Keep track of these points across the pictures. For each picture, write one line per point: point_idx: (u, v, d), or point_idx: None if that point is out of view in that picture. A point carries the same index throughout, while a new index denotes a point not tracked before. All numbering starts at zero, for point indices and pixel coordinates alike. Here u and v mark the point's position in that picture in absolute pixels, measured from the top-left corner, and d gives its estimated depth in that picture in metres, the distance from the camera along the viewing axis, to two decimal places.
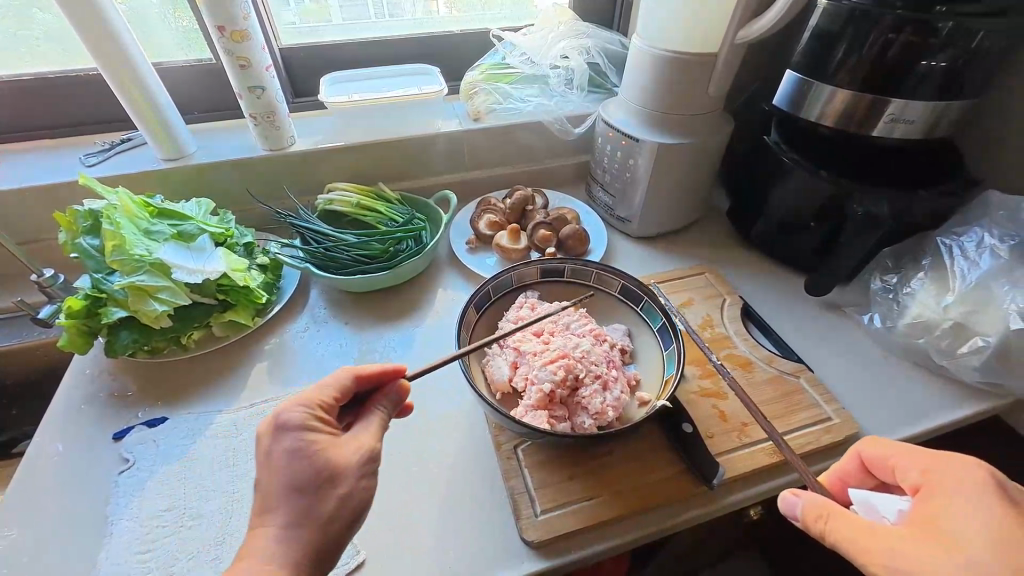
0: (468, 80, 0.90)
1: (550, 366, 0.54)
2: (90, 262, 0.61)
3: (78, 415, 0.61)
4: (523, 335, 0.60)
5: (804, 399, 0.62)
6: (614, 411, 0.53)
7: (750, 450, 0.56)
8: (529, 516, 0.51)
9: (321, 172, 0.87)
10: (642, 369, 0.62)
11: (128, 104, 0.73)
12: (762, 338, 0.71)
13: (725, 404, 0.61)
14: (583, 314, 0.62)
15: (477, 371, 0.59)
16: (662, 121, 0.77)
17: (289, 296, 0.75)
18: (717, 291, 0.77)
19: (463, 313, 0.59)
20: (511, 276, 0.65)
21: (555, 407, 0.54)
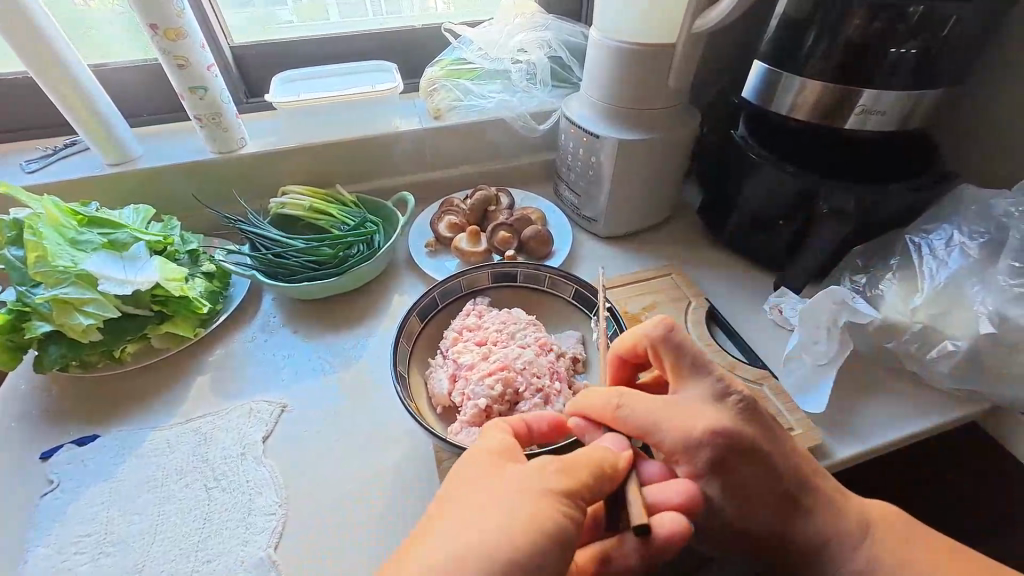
0: (428, 77, 0.87)
1: (488, 380, 0.52)
2: (14, 274, 0.58)
3: (7, 433, 0.59)
4: (466, 345, 0.57)
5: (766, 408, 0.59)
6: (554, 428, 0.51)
7: None
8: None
9: (274, 174, 0.83)
10: (593, 377, 0.59)
11: (64, 109, 0.70)
12: (728, 342, 0.69)
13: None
14: (531, 321, 0.59)
15: (417, 385, 0.56)
16: (624, 117, 0.74)
17: (237, 303, 0.72)
18: (682, 294, 0.74)
19: (403, 322, 0.56)
20: (459, 283, 0.62)
21: (492, 423, 0.51)
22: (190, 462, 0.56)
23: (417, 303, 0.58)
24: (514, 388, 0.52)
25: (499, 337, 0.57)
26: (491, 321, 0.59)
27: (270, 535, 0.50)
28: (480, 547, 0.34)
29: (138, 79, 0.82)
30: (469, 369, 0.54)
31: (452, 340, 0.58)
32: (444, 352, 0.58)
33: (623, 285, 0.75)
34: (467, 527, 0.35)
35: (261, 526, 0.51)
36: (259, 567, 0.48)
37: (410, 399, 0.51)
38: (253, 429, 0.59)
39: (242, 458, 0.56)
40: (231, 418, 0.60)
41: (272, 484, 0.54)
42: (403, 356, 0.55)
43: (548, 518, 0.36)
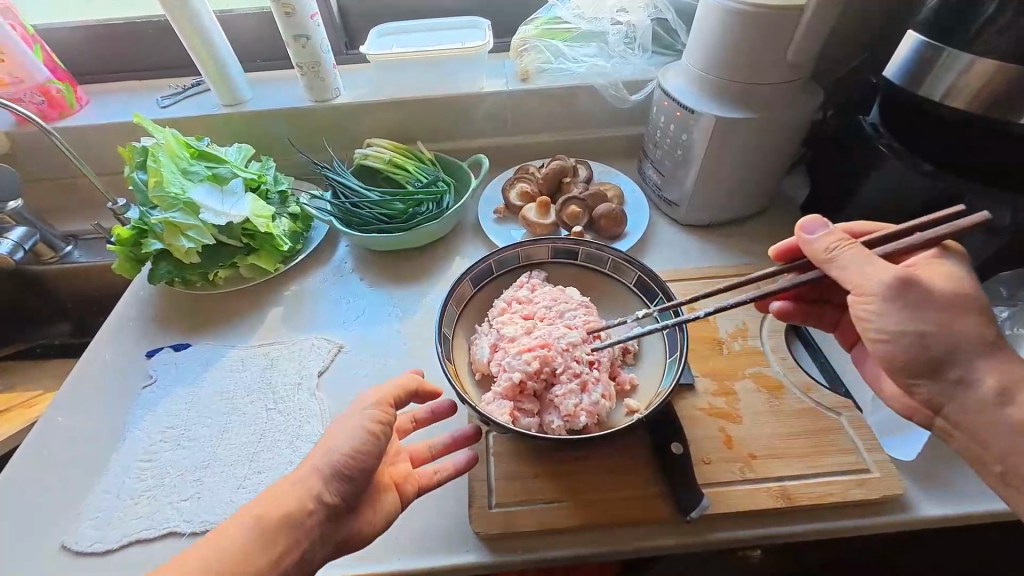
0: (521, 35, 0.84)
1: (526, 356, 0.51)
2: (139, 196, 0.67)
3: (126, 329, 0.69)
4: (513, 316, 0.56)
5: (840, 441, 0.51)
6: (585, 416, 0.49)
7: (750, 487, 0.49)
8: (482, 506, 0.49)
9: (361, 126, 0.87)
10: (641, 372, 0.56)
11: (191, 50, 0.78)
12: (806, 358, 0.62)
13: (735, 428, 0.53)
14: (584, 303, 0.56)
15: (459, 349, 0.56)
16: (726, 91, 0.66)
17: (314, 246, 0.77)
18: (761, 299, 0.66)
19: (455, 284, 0.56)
20: (518, 253, 0.61)
21: (524, 399, 0.51)
22: (256, 383, 0.62)
23: (470, 268, 0.57)
24: (551, 366, 0.50)
25: (547, 314, 0.55)
26: (542, 297, 0.57)
27: None
28: (335, 449, 0.43)
29: (252, 24, 0.87)
30: (508, 342, 0.53)
31: (499, 310, 0.57)
32: (491, 320, 0.57)
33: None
34: (334, 435, 0.44)
35: (303, 452, 0.55)
36: None
37: (450, 362, 0.52)
38: (311, 362, 0.64)
39: (298, 387, 0.61)
40: (295, 349, 0.65)
41: (318, 416, 0.58)
42: (449, 320, 0.55)
43: (378, 426, 0.44)
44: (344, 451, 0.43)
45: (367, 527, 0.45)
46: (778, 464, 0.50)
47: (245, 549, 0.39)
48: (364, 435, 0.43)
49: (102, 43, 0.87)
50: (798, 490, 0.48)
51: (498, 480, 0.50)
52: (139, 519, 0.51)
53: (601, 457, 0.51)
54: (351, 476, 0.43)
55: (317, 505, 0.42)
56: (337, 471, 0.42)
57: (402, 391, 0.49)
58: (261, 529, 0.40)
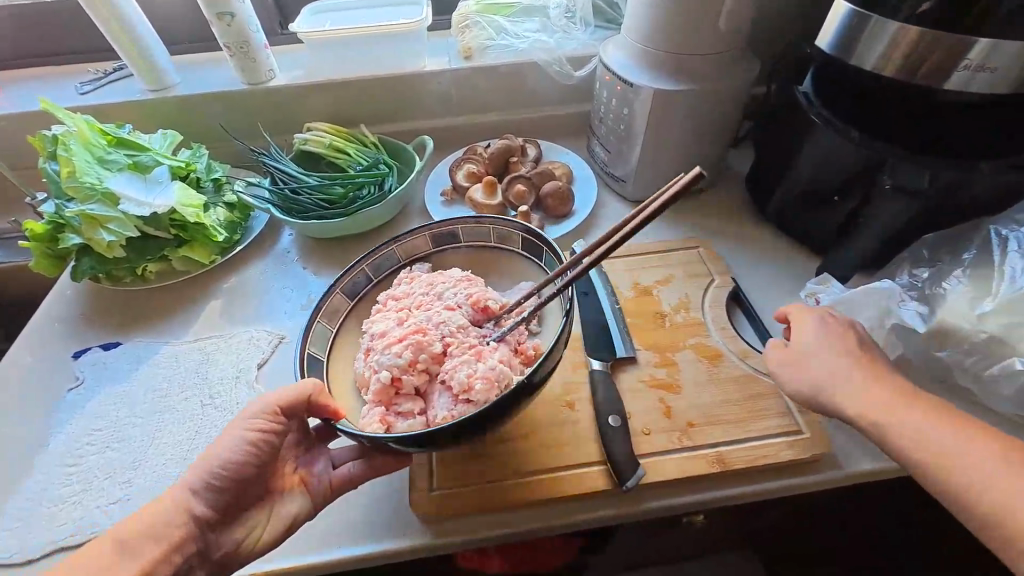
0: (462, 11, 0.82)
1: (398, 346, 0.48)
2: (52, 187, 0.62)
3: (51, 331, 0.65)
4: (387, 313, 0.53)
5: (774, 406, 0.53)
6: (480, 384, 0.45)
7: (688, 454, 0.50)
8: (422, 489, 0.48)
9: (300, 109, 0.83)
10: (545, 338, 0.54)
11: (106, 31, 0.73)
12: (744, 325, 0.64)
13: (674, 398, 0.53)
14: (464, 277, 0.55)
15: (340, 368, 0.53)
16: (665, 64, 0.66)
17: (253, 236, 0.74)
18: (704, 271, 0.66)
19: (323, 296, 0.53)
20: (395, 250, 0.58)
21: (401, 397, 0.47)
22: (191, 379, 0.60)
23: (339, 279, 0.55)
24: (429, 347, 0.48)
25: (423, 300, 0.53)
26: (417, 287, 0.55)
27: None
28: (204, 467, 0.42)
29: (176, 3, 0.82)
30: (380, 339, 0.50)
31: (376, 311, 0.54)
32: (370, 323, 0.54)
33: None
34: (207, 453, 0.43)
35: None
36: None
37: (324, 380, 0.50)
38: (252, 355, 0.62)
39: (237, 380, 0.59)
40: (234, 343, 0.63)
41: None
42: (325, 342, 0.52)
43: (253, 441, 0.43)
44: (213, 465, 0.42)
45: (254, 545, 0.44)
46: (714, 431, 0.51)
47: (118, 557, 0.38)
48: (241, 450, 0.43)
49: (9, 27, 0.80)
50: (732, 455, 0.49)
51: (436, 463, 0.50)
52: (62, 527, 0.49)
53: (542, 435, 0.51)
54: (223, 492, 0.43)
55: (198, 497, 0.42)
56: (206, 483, 0.42)
57: (284, 403, 0.44)
58: (140, 540, 0.40)
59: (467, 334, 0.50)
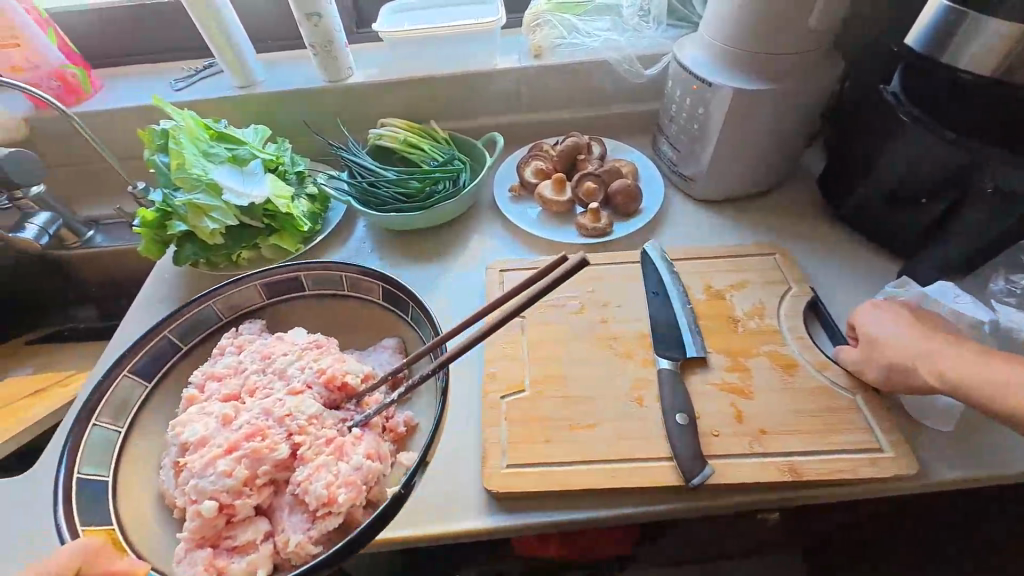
0: (533, 10, 0.82)
1: (231, 459, 0.50)
2: (161, 178, 0.67)
3: (154, 310, 0.71)
4: (212, 397, 0.57)
5: (854, 420, 0.52)
6: (343, 491, 0.49)
7: (760, 461, 0.50)
8: (494, 466, 0.52)
9: (375, 106, 0.86)
10: (418, 412, 0.61)
11: (204, 32, 0.78)
12: (821, 336, 0.62)
13: (746, 403, 0.54)
14: (313, 345, 0.60)
15: (139, 470, 0.56)
16: (746, 63, 0.66)
17: (333, 227, 0.78)
18: (780, 279, 0.66)
19: (108, 369, 0.57)
20: (215, 308, 0.65)
21: (247, 517, 0.50)
22: None
23: (127, 361, 0.59)
24: (270, 455, 0.51)
25: (259, 386, 0.57)
26: (249, 362, 0.59)
27: None
28: None
29: (262, 4, 0.86)
30: (196, 455, 0.51)
31: (190, 399, 0.57)
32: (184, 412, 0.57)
33: (608, 264, 0.70)
34: None
35: None
36: None
37: (182, 473, 0.51)
38: None
39: None
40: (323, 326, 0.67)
41: None
42: (105, 449, 0.54)
43: None
44: None
45: None
46: (787, 440, 0.51)
47: None
48: None
49: (113, 27, 0.86)
50: (807, 465, 0.50)
51: (507, 444, 0.53)
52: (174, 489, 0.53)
53: (612, 427, 0.53)
54: None
55: None
56: None
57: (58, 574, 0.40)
58: None
59: (322, 423, 0.54)
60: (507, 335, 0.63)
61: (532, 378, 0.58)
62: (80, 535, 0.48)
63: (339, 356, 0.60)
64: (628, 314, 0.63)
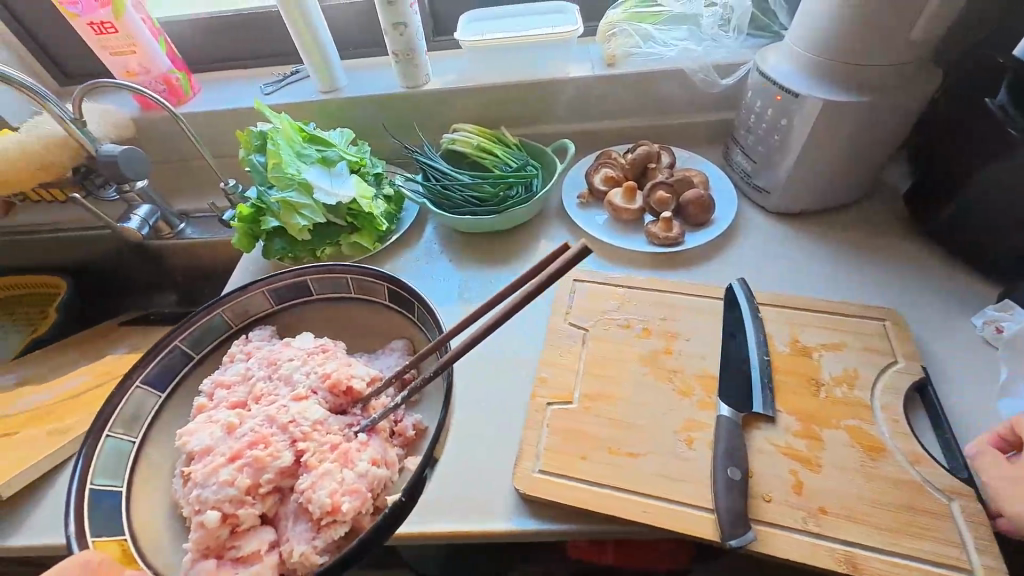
0: (609, 20, 0.83)
1: (233, 468, 0.52)
2: (257, 176, 0.72)
3: None
4: (219, 405, 0.59)
5: (937, 528, 0.47)
6: (347, 499, 0.51)
7: (808, 541, 0.47)
8: (526, 468, 0.54)
9: (449, 111, 0.89)
10: (425, 416, 0.63)
11: (298, 41, 0.83)
12: (927, 433, 0.55)
13: (809, 476, 0.51)
14: (319, 351, 0.63)
15: (152, 481, 0.57)
16: (836, 74, 0.64)
17: (406, 227, 0.81)
18: (886, 350, 0.59)
19: (124, 381, 0.60)
20: (224, 317, 0.67)
21: (256, 523, 0.52)
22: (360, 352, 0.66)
23: (139, 373, 0.61)
24: (273, 463, 0.52)
25: (264, 394, 0.59)
26: (256, 370, 0.61)
27: None
28: None
29: (349, 14, 0.91)
30: (205, 468, 0.53)
31: (200, 408, 0.60)
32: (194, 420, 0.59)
33: (685, 290, 0.68)
34: None
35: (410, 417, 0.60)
36: None
37: (188, 481, 0.53)
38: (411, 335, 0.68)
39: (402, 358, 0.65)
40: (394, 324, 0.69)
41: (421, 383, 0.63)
42: (117, 461, 0.56)
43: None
44: None
45: None
46: (850, 527, 0.48)
47: None
48: None
49: (214, 34, 0.93)
50: (869, 559, 0.46)
51: (546, 451, 0.55)
52: None
53: (654, 461, 0.53)
54: None
55: None
56: None
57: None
58: None
59: (326, 430, 0.55)
60: (569, 347, 0.64)
61: (582, 392, 0.59)
62: (90, 548, 0.49)
63: (342, 361, 0.62)
64: (694, 352, 0.62)
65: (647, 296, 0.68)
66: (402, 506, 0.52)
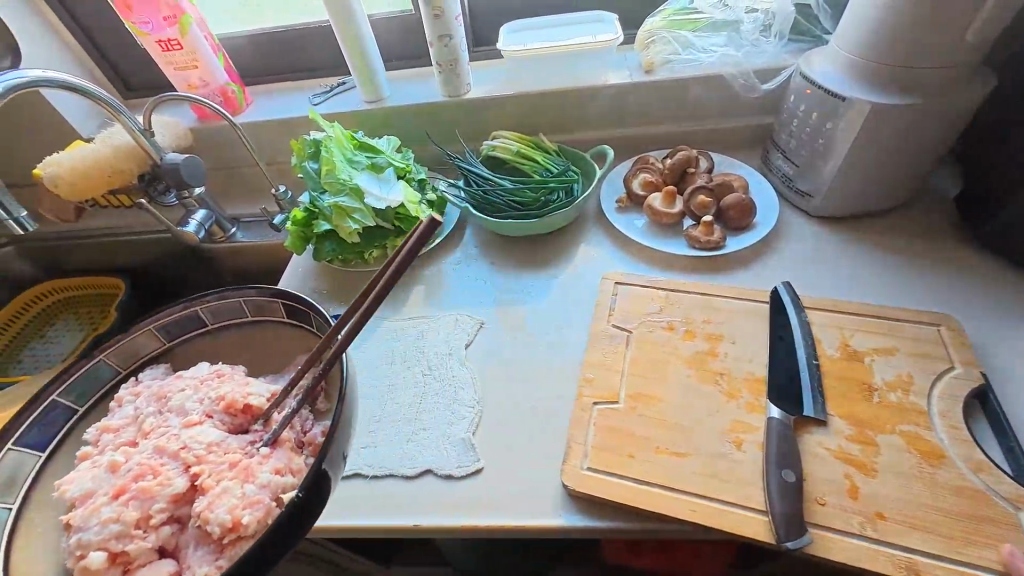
0: (648, 27, 0.84)
1: (116, 505, 0.44)
2: (310, 182, 0.76)
3: None
4: (106, 450, 0.49)
5: (1003, 537, 0.46)
6: (248, 513, 0.43)
7: (863, 544, 0.47)
8: (574, 464, 0.55)
9: (489, 119, 0.92)
10: None
11: (347, 53, 0.86)
12: (990, 442, 0.53)
13: (865, 481, 0.50)
14: (213, 375, 0.54)
15: (35, 541, 0.45)
16: (883, 78, 0.64)
17: (448, 231, 0.83)
18: (943, 356, 0.58)
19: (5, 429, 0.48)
20: (108, 360, 0.54)
21: (159, 550, 0.45)
22: (412, 350, 0.69)
23: (13, 433, 0.48)
24: (162, 492, 0.44)
25: (155, 423, 0.50)
26: (145, 400, 0.52)
27: (469, 424, 0.60)
28: None
29: (394, 27, 0.95)
30: (86, 509, 0.44)
31: (82, 456, 0.49)
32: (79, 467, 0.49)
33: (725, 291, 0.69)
34: None
35: (463, 415, 0.61)
36: (461, 445, 0.59)
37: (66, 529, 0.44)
38: (459, 335, 0.70)
39: (449, 356, 0.67)
40: (440, 324, 0.72)
41: (469, 382, 0.64)
42: None
43: None
44: None
45: None
46: (909, 534, 0.47)
47: None
48: None
49: (266, 48, 0.98)
50: (930, 567, 0.45)
51: (592, 448, 0.56)
52: None
53: (700, 461, 0.53)
54: None
55: None
56: None
57: None
58: None
59: (224, 450, 0.48)
60: (613, 347, 0.65)
61: (628, 391, 0.60)
62: None
63: (241, 379, 0.54)
64: (740, 354, 0.62)
65: (692, 299, 0.68)
66: (300, 501, 0.44)
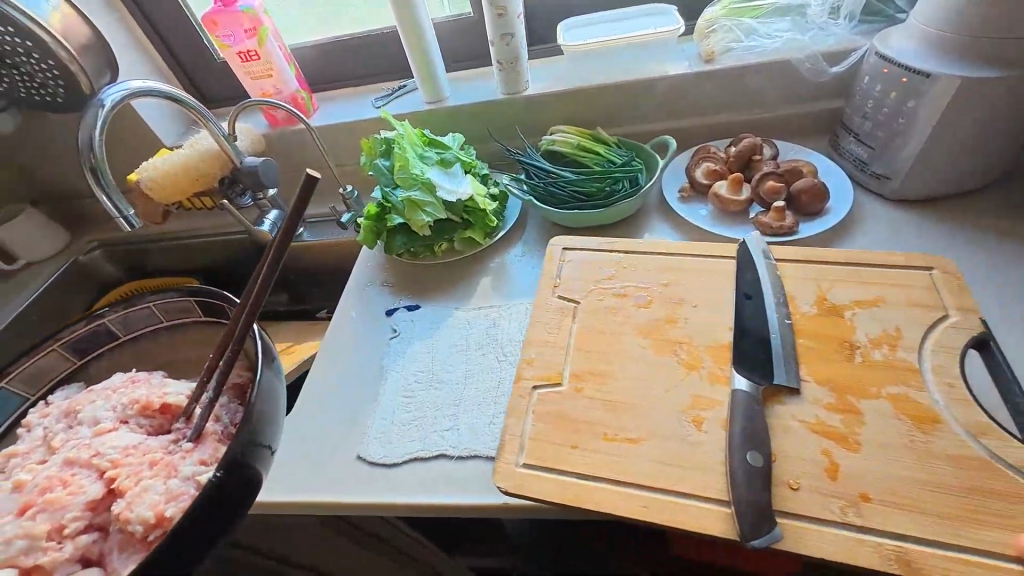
0: (707, 17, 0.84)
1: (20, 520, 0.44)
2: (383, 178, 0.79)
3: (365, 292, 0.82)
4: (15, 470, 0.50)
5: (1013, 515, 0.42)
6: (171, 506, 0.45)
7: (840, 531, 0.44)
8: (512, 464, 0.52)
9: (547, 115, 0.93)
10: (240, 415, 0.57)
11: (410, 56, 0.90)
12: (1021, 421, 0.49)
13: (844, 455, 0.47)
14: (127, 382, 0.56)
15: None
16: (969, 51, 0.62)
17: (511, 224, 0.85)
18: (935, 303, 0.56)
19: None
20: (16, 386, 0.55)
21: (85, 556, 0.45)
22: (485, 338, 0.70)
23: None
24: (75, 499, 0.46)
25: (68, 438, 0.51)
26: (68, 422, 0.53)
27: None
28: None
29: (454, 30, 0.98)
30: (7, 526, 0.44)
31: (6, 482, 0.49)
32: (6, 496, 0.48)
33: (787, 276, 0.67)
34: None
35: None
36: None
37: None
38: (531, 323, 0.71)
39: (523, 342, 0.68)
40: (512, 312, 0.73)
41: None
42: None
43: None
44: None
45: None
46: (896, 516, 0.43)
47: None
48: None
49: (332, 57, 1.03)
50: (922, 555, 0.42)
51: (536, 441, 0.53)
52: (414, 441, 0.61)
53: (655, 446, 0.51)
54: None
55: None
56: None
57: None
58: None
59: (142, 450, 0.50)
60: None
61: (571, 371, 0.58)
62: None
63: (157, 383, 0.56)
64: (708, 319, 0.60)
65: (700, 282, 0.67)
66: (219, 485, 0.46)
